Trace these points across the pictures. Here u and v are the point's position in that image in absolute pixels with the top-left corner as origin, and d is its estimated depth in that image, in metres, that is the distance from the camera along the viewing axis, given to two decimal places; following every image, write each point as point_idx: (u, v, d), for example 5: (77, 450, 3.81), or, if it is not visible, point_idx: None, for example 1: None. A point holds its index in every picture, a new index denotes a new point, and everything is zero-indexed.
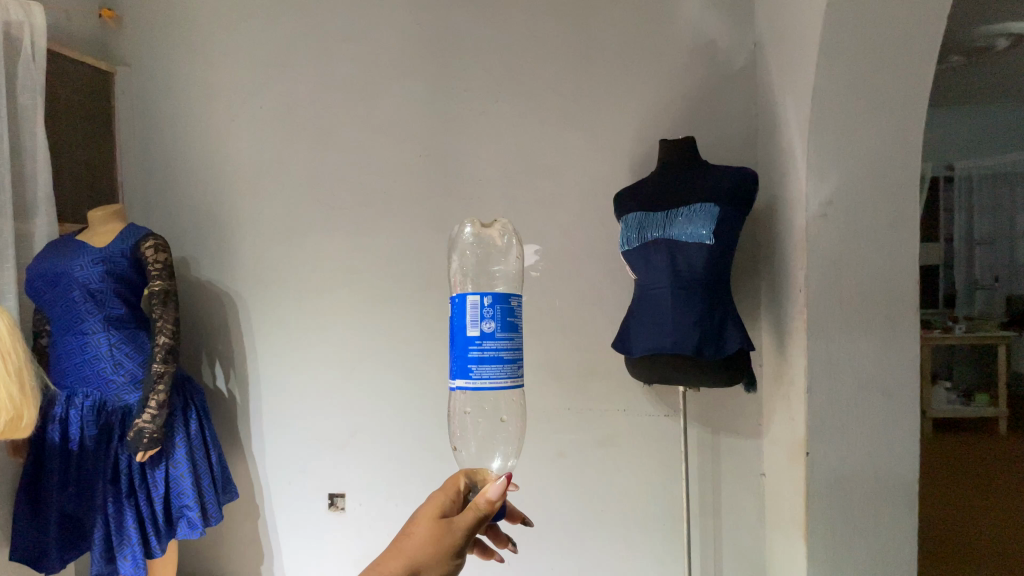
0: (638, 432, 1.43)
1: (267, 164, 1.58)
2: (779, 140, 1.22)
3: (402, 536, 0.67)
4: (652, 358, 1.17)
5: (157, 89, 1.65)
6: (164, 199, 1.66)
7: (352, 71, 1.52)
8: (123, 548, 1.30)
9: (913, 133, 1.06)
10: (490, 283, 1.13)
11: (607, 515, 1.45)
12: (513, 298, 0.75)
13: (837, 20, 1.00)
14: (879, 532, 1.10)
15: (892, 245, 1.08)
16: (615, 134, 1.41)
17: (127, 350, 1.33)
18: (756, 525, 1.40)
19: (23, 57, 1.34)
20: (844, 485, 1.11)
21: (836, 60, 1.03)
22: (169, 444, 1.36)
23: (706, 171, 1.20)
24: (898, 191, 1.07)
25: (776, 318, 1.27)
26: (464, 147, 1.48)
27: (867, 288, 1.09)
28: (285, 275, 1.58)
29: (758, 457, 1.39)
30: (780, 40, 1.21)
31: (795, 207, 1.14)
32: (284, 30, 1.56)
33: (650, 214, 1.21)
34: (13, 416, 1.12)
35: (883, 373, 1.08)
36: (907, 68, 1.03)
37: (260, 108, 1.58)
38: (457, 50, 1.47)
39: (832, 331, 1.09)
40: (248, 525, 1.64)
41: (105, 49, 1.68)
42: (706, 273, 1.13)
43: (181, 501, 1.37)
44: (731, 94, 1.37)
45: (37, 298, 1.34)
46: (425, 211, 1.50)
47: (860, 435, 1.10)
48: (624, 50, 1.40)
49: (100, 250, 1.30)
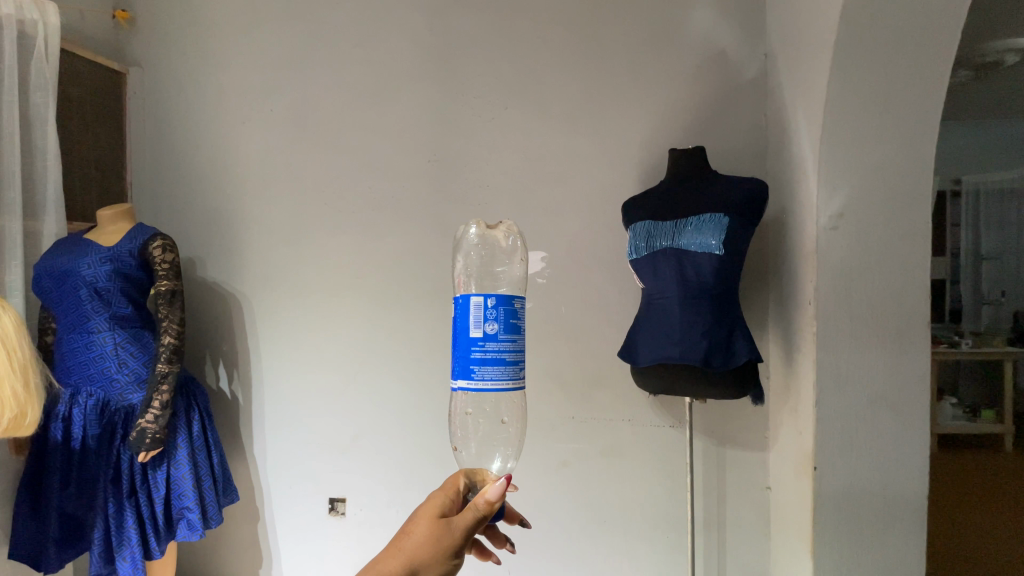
0: (640, 443, 1.42)
1: (275, 166, 1.58)
2: (791, 151, 1.22)
3: (401, 534, 0.66)
4: (659, 368, 1.16)
5: (168, 89, 1.66)
6: (172, 199, 1.66)
7: (363, 76, 1.53)
8: (123, 548, 1.29)
9: (926, 144, 1.05)
10: (494, 285, 1.13)
11: (609, 526, 1.43)
12: (516, 300, 0.74)
13: (851, 31, 0.99)
14: (887, 548, 1.09)
15: (905, 257, 1.07)
16: (624, 142, 1.41)
17: (132, 350, 1.33)
18: (760, 538, 1.38)
19: (37, 56, 1.35)
20: (852, 500, 1.09)
21: (848, 72, 1.02)
22: (171, 444, 1.36)
23: (715, 182, 1.19)
24: (908, 204, 1.06)
25: (784, 330, 1.27)
26: (473, 153, 1.48)
27: (876, 302, 1.08)
28: (290, 276, 1.58)
29: (764, 469, 1.37)
30: (792, 51, 1.21)
31: (805, 218, 1.14)
32: (296, 33, 1.57)
33: (659, 223, 1.20)
34: (16, 413, 1.11)
35: (892, 388, 1.07)
36: (920, 81, 1.03)
37: (270, 110, 1.58)
38: (467, 56, 1.48)
39: (842, 344, 1.08)
40: (248, 527, 1.63)
41: (117, 50, 1.69)
42: (715, 284, 1.12)
43: (182, 502, 1.36)
44: (741, 104, 1.37)
45: (44, 296, 1.34)
46: (433, 215, 1.50)
47: (869, 449, 1.08)
48: (635, 59, 1.41)
49: (108, 249, 1.31)
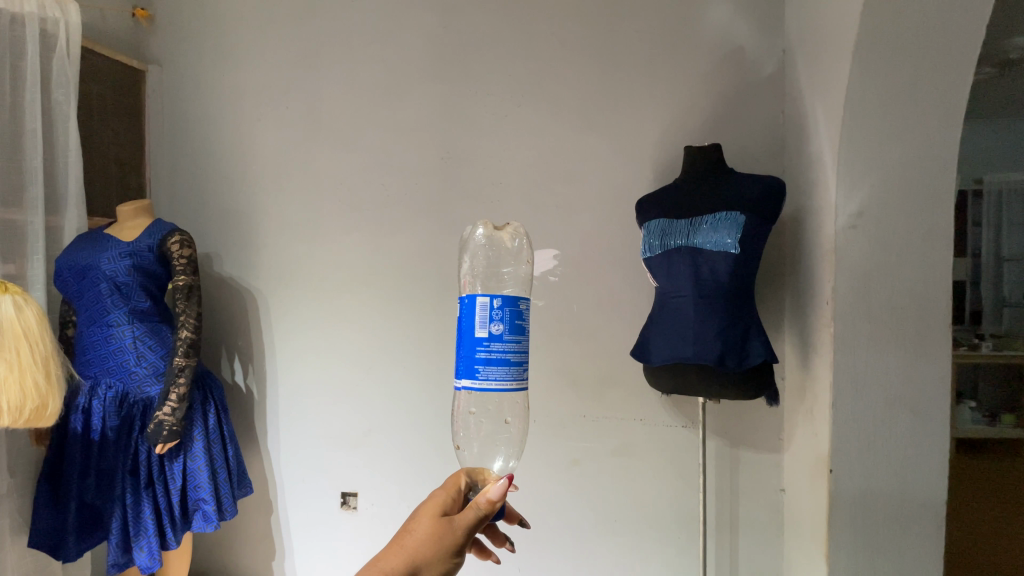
0: (652, 443, 1.41)
1: (289, 162, 1.60)
2: (810, 148, 1.20)
3: (403, 532, 0.66)
4: (672, 366, 1.15)
5: (186, 86, 1.68)
6: (188, 196, 1.69)
7: (378, 73, 1.54)
8: (140, 539, 1.31)
9: (949, 142, 1.03)
10: (499, 286, 1.12)
11: (618, 525, 1.43)
12: (522, 301, 0.74)
13: (871, 26, 0.97)
14: (902, 556, 1.07)
15: (926, 257, 1.05)
16: (639, 140, 1.40)
17: (150, 343, 1.35)
18: (771, 541, 1.37)
19: (58, 54, 1.38)
20: (867, 504, 1.07)
21: (869, 70, 1.01)
22: (188, 436, 1.38)
23: (730, 180, 1.18)
24: (929, 203, 1.04)
25: (800, 331, 1.25)
26: (486, 150, 1.48)
27: (896, 303, 1.06)
28: (304, 273, 1.60)
29: (778, 471, 1.36)
30: (812, 47, 1.19)
31: (824, 217, 1.12)
32: (312, 30, 1.58)
33: (673, 222, 1.19)
34: (37, 404, 1.14)
35: (911, 391, 1.05)
36: (945, 75, 1.01)
37: (285, 107, 1.60)
38: (481, 53, 1.48)
39: (860, 345, 1.07)
40: (261, 520, 1.65)
41: (138, 49, 1.72)
42: (730, 283, 1.11)
43: (198, 493, 1.39)
44: (758, 102, 1.35)
45: (65, 289, 1.36)
46: (445, 213, 1.51)
47: (886, 454, 1.07)
48: (651, 57, 1.40)
49: (128, 244, 1.33)
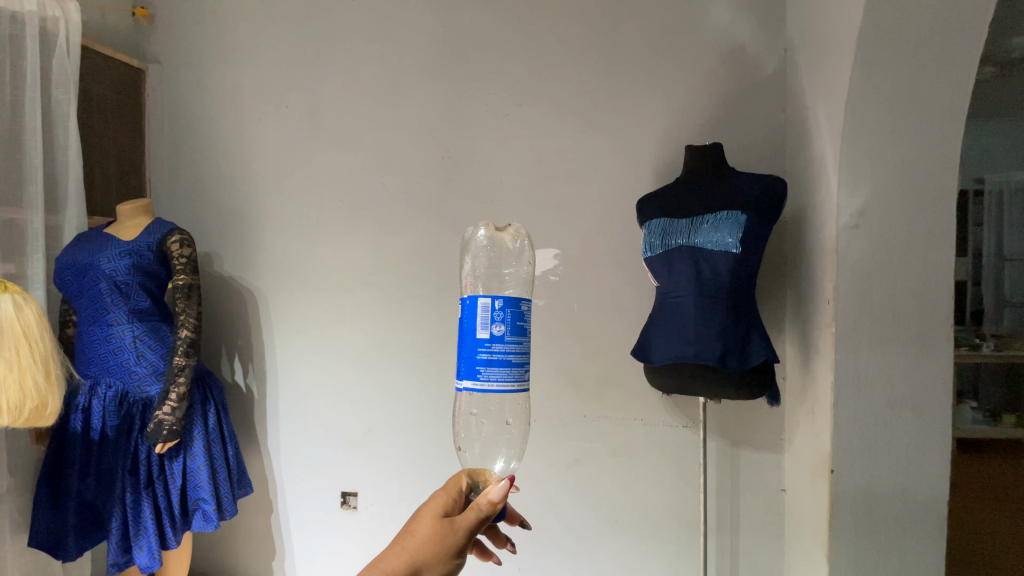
0: (653, 443, 1.41)
1: (289, 161, 1.60)
2: (811, 148, 1.20)
3: (404, 533, 0.66)
4: (673, 367, 1.15)
5: (186, 85, 1.68)
6: (188, 196, 1.69)
7: (378, 71, 1.53)
8: (139, 539, 1.31)
9: (951, 141, 1.02)
10: (500, 286, 1.12)
11: (619, 526, 1.43)
12: (524, 302, 0.74)
13: (873, 25, 0.97)
14: (904, 556, 1.07)
15: (928, 257, 1.04)
16: (640, 140, 1.40)
17: (150, 342, 1.35)
18: (772, 542, 1.36)
19: (58, 54, 1.37)
20: (868, 505, 1.07)
21: (871, 69, 1.00)
22: (187, 436, 1.38)
23: (731, 179, 1.18)
24: (930, 203, 1.04)
25: (802, 331, 1.25)
26: (486, 150, 1.48)
27: (898, 303, 1.05)
28: (304, 272, 1.60)
29: (779, 471, 1.36)
30: (813, 46, 1.19)
31: (826, 216, 1.12)
32: (312, 29, 1.57)
33: (674, 221, 1.18)
34: (37, 404, 1.13)
35: (913, 392, 1.05)
36: (946, 75, 1.00)
37: (285, 106, 1.59)
38: (482, 52, 1.47)
39: (862, 345, 1.06)
40: (261, 520, 1.65)
41: (137, 48, 1.72)
42: (730, 283, 1.11)
43: (198, 493, 1.39)
44: (760, 101, 1.35)
45: (65, 289, 1.36)
46: (446, 212, 1.50)
47: (888, 454, 1.06)
48: (651, 56, 1.39)
49: (127, 243, 1.32)
